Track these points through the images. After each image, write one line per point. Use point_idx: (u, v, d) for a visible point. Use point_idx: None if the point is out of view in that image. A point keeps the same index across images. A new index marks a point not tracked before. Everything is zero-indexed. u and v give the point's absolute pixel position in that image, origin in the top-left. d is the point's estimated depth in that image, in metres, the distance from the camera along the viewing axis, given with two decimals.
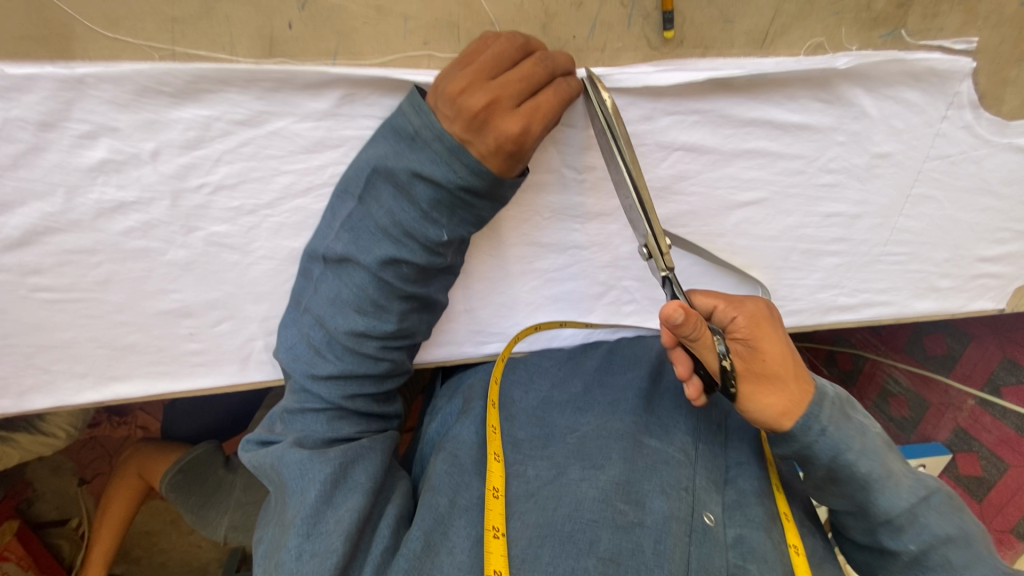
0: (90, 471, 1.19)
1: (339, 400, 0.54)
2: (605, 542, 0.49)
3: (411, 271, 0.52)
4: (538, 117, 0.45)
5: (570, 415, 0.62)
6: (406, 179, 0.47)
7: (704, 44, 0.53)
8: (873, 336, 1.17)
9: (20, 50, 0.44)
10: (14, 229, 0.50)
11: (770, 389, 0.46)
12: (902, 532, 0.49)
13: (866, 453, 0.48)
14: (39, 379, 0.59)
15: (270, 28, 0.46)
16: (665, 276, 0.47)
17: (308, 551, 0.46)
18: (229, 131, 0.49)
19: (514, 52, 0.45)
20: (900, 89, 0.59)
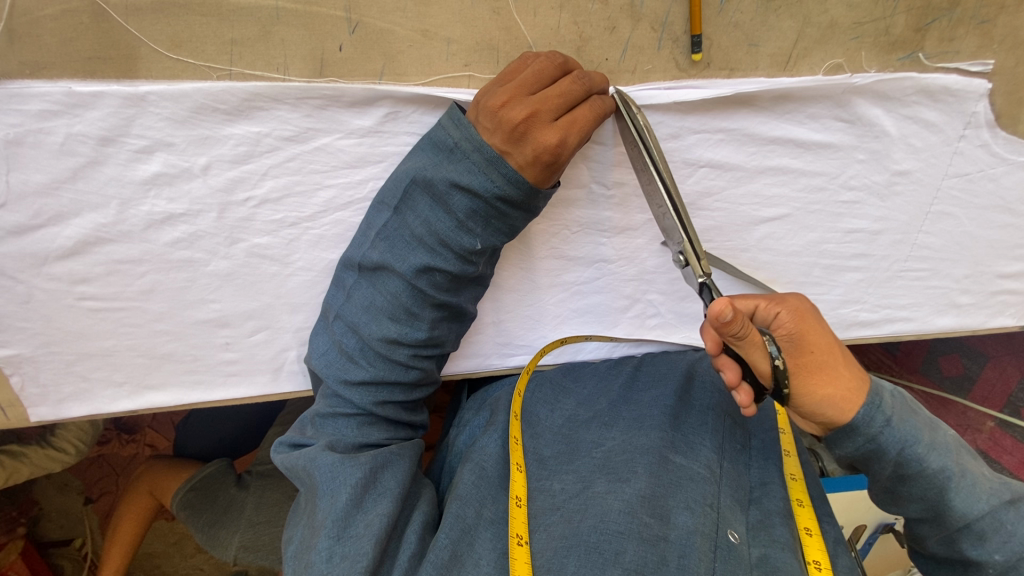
0: (97, 490, 1.18)
1: (370, 407, 0.55)
2: (631, 554, 0.49)
3: (444, 279, 0.52)
4: (576, 129, 0.47)
5: (596, 430, 0.61)
6: (444, 189, 0.49)
7: (730, 66, 0.56)
8: (888, 357, 1.15)
9: (88, 70, 0.46)
10: (67, 239, 0.52)
11: (826, 381, 0.46)
12: (985, 540, 0.48)
13: (936, 449, 0.47)
14: (78, 387, 0.61)
15: (322, 50, 0.49)
16: (704, 281, 0.48)
17: (338, 553, 0.48)
18: (277, 146, 0.52)
19: (552, 71, 0.48)
20: (919, 109, 0.61)
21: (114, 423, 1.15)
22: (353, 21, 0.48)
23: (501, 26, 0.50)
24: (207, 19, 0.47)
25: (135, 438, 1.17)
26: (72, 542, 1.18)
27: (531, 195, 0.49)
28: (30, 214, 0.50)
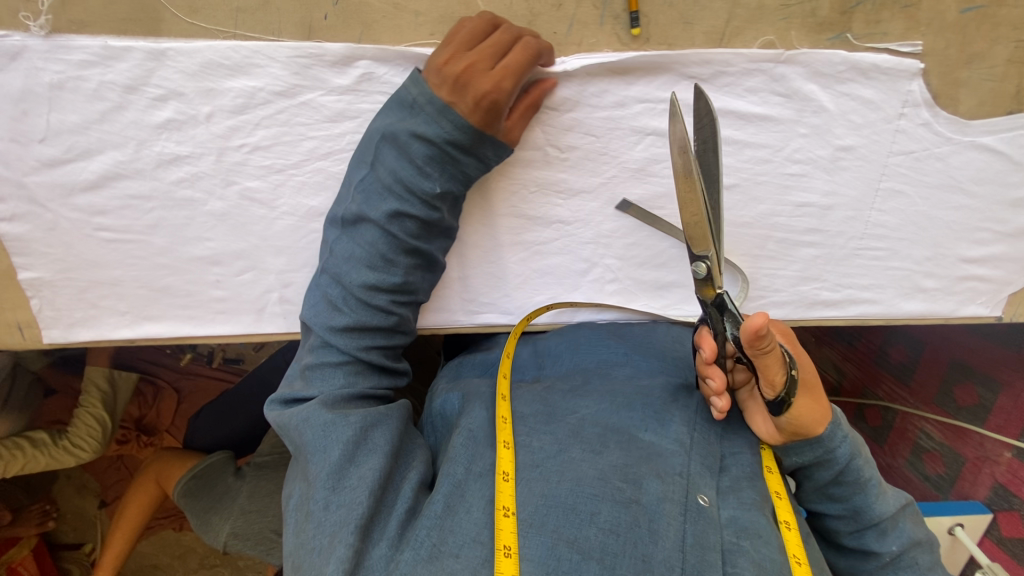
0: (111, 495, 1.42)
1: (355, 352, 0.59)
2: (605, 514, 0.49)
3: (413, 226, 0.59)
4: (508, 75, 0.55)
5: (569, 398, 0.62)
6: (405, 138, 0.56)
7: (668, 41, 0.63)
8: (901, 387, 1.17)
9: (124, 29, 0.57)
10: (91, 173, 0.62)
11: (815, 400, 0.53)
12: (886, 535, 0.60)
13: (869, 462, 0.59)
14: (87, 313, 0.69)
15: (311, 19, 0.59)
16: (722, 293, 0.54)
17: (333, 503, 0.51)
18: (270, 100, 0.61)
19: (485, 27, 0.56)
20: (853, 86, 0.66)
21: (134, 422, 1.31)
22: None
23: (461, 2, 0.60)
24: None
25: (151, 440, 1.31)
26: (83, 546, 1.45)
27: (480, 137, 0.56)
28: (64, 149, 0.61)
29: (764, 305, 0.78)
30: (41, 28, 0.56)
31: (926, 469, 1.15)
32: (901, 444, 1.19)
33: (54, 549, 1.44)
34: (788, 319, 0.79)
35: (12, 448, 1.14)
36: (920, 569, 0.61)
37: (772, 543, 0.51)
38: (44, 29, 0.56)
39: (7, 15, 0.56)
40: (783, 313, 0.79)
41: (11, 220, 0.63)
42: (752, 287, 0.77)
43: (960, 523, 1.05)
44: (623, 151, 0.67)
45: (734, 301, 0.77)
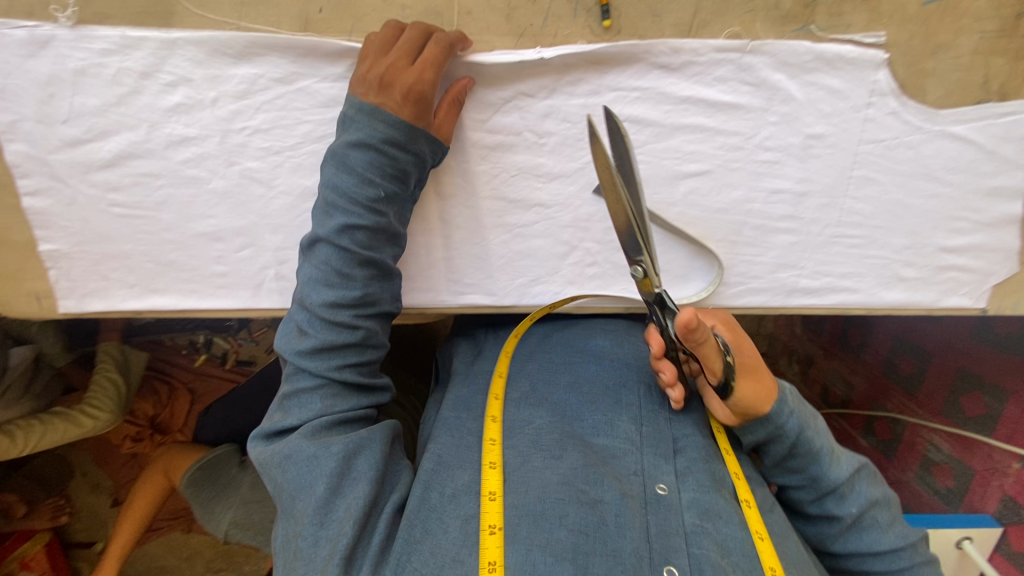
0: (123, 493, 1.46)
1: (327, 373, 0.63)
2: (573, 515, 0.55)
3: (364, 236, 0.63)
4: (427, 67, 0.62)
5: (524, 410, 0.69)
6: (344, 151, 0.63)
7: (638, 32, 0.66)
8: (910, 400, 1.17)
9: (139, 20, 0.63)
10: (108, 152, 0.68)
11: (750, 379, 0.63)
12: (845, 498, 0.66)
13: (818, 432, 0.65)
14: (99, 285, 0.74)
15: (307, 13, 0.64)
16: (660, 291, 0.61)
17: (322, 536, 0.55)
18: (269, 86, 0.66)
19: (393, 32, 0.63)
20: (819, 76, 0.69)
21: (148, 420, 1.34)
22: None
23: None
24: None
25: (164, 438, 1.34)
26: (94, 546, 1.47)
27: (412, 126, 0.62)
28: (84, 129, 0.67)
29: (743, 292, 0.80)
30: (68, 19, 0.62)
31: (935, 483, 1.16)
32: (909, 458, 1.19)
33: (65, 548, 1.47)
34: (767, 305, 0.81)
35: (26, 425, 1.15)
36: (883, 528, 0.67)
37: (732, 520, 0.57)
38: (72, 19, 0.62)
39: (39, 7, 0.62)
40: (762, 300, 0.80)
41: (35, 195, 0.69)
42: (730, 273, 0.79)
43: (969, 535, 1.05)
44: None
45: (707, 288, 0.79)
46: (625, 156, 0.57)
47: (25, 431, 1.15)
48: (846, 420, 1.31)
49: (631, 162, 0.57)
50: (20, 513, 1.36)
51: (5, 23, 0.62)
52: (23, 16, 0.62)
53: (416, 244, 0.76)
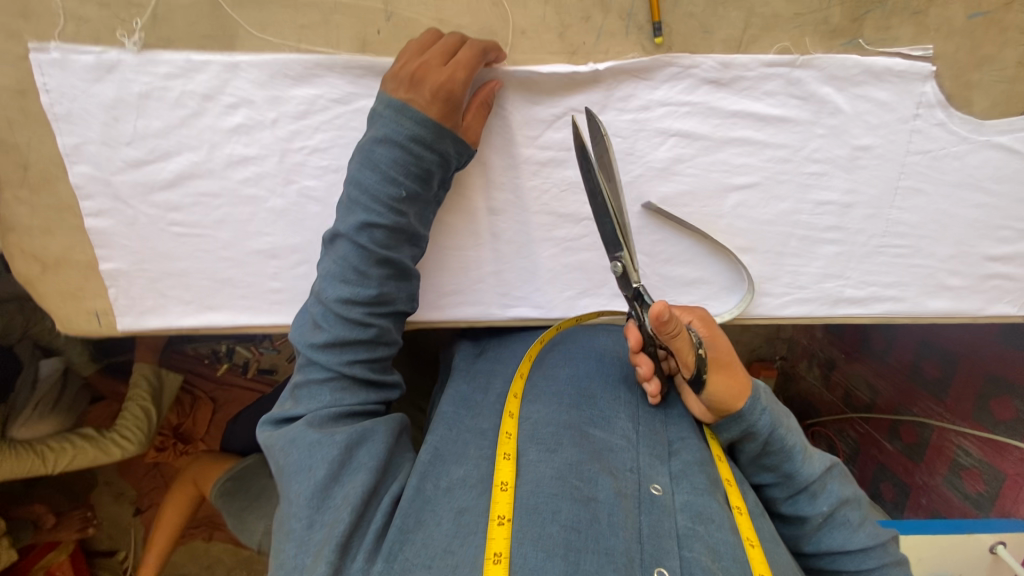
0: (145, 502, 1.51)
1: (338, 366, 0.65)
2: (566, 511, 0.55)
3: (382, 234, 0.64)
4: (461, 69, 0.62)
5: (523, 406, 0.69)
6: (370, 147, 0.63)
7: (690, 49, 0.67)
8: (939, 404, 1.18)
9: (202, 44, 0.64)
10: (169, 173, 0.69)
11: (725, 374, 0.63)
12: (815, 496, 0.66)
13: (791, 431, 0.66)
14: (156, 302, 0.76)
15: (365, 34, 0.65)
16: (638, 288, 0.62)
17: (318, 521, 0.56)
18: (328, 107, 0.67)
19: (431, 36, 0.64)
20: (867, 88, 0.69)
21: (172, 430, 1.37)
22: (389, 11, 0.64)
23: (499, 16, 0.65)
24: (287, 9, 0.64)
25: (187, 448, 1.36)
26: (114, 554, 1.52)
27: (439, 124, 0.62)
28: (147, 151, 0.68)
29: (788, 302, 0.81)
30: (134, 44, 0.63)
31: (965, 488, 1.15)
32: (937, 461, 1.19)
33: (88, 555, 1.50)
34: (812, 315, 0.82)
35: (59, 446, 1.24)
36: (853, 526, 0.67)
37: (724, 526, 0.58)
38: (138, 45, 0.64)
39: (105, 33, 0.63)
40: (807, 310, 0.81)
41: (97, 215, 0.71)
42: (775, 283, 0.80)
43: (1006, 540, 1.02)
44: (648, 152, 0.72)
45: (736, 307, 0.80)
46: (605, 158, 0.63)
47: (56, 451, 1.23)
48: (872, 425, 1.32)
49: (608, 158, 0.62)
50: (49, 524, 1.39)
51: (71, 48, 0.63)
52: (90, 42, 0.63)
53: (467, 257, 0.77)
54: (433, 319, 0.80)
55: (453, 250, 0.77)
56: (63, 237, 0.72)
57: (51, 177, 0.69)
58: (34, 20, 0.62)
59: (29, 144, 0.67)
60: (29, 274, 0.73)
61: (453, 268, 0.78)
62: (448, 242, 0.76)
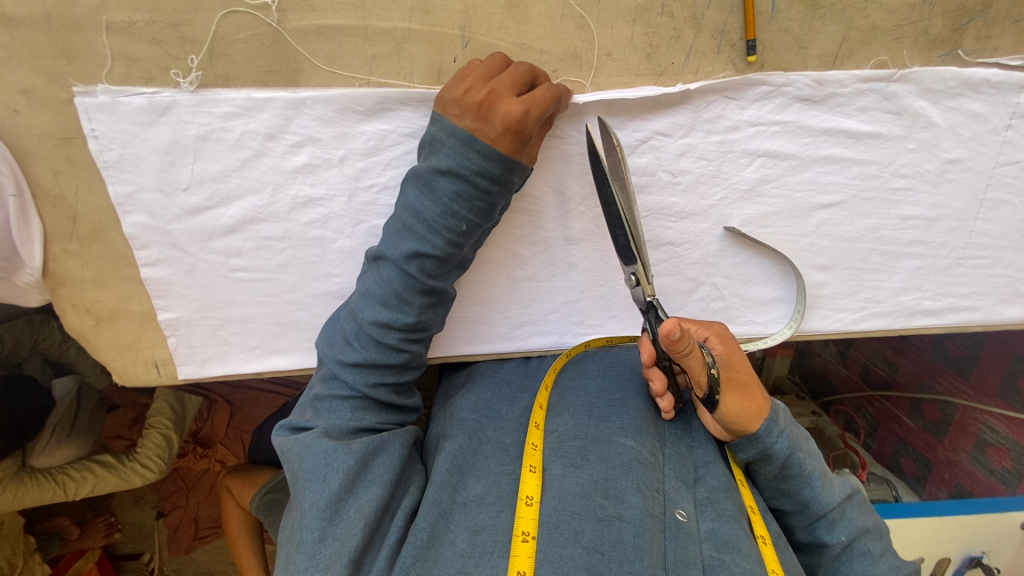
0: (167, 505, 1.40)
1: (362, 388, 0.61)
2: (589, 533, 0.51)
3: (433, 265, 0.59)
4: (536, 102, 0.56)
5: (550, 418, 0.65)
6: (430, 176, 0.57)
7: (782, 65, 0.64)
8: (961, 381, 1.13)
9: (265, 80, 0.59)
10: (230, 219, 0.65)
11: (743, 395, 0.58)
12: (835, 525, 0.61)
13: (811, 455, 0.61)
14: (219, 349, 0.72)
15: (440, 62, 0.60)
16: (652, 301, 0.59)
17: (330, 535, 0.52)
18: (400, 141, 0.63)
19: (501, 60, 0.58)
20: (963, 100, 0.66)
21: (192, 436, 1.31)
22: (466, 38, 0.60)
23: (584, 39, 0.61)
24: (356, 39, 0.59)
25: (207, 452, 1.31)
26: (140, 556, 1.42)
27: (507, 159, 0.56)
28: (205, 197, 0.63)
29: (865, 316, 0.79)
30: (190, 83, 0.58)
31: (991, 464, 1.11)
32: (962, 439, 1.13)
33: (114, 560, 1.42)
34: (889, 328, 0.80)
35: (80, 475, 1.14)
36: (874, 558, 0.61)
37: (751, 557, 0.52)
38: (194, 84, 0.58)
39: (158, 72, 0.58)
40: (883, 323, 0.80)
41: (153, 265, 0.66)
42: (854, 299, 0.78)
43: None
44: (734, 173, 0.69)
45: (788, 326, 0.78)
46: (620, 171, 0.59)
47: (76, 480, 1.13)
48: (891, 402, 1.23)
49: (624, 173, 0.58)
50: (74, 535, 1.33)
51: (121, 90, 0.58)
52: (141, 82, 0.58)
53: (541, 287, 0.74)
54: (503, 351, 0.78)
55: (527, 281, 0.73)
56: (116, 289, 0.67)
57: (102, 228, 0.64)
58: (78, 61, 0.56)
59: (77, 195, 0.62)
60: (82, 328, 0.69)
61: (526, 298, 0.75)
62: (522, 274, 0.73)
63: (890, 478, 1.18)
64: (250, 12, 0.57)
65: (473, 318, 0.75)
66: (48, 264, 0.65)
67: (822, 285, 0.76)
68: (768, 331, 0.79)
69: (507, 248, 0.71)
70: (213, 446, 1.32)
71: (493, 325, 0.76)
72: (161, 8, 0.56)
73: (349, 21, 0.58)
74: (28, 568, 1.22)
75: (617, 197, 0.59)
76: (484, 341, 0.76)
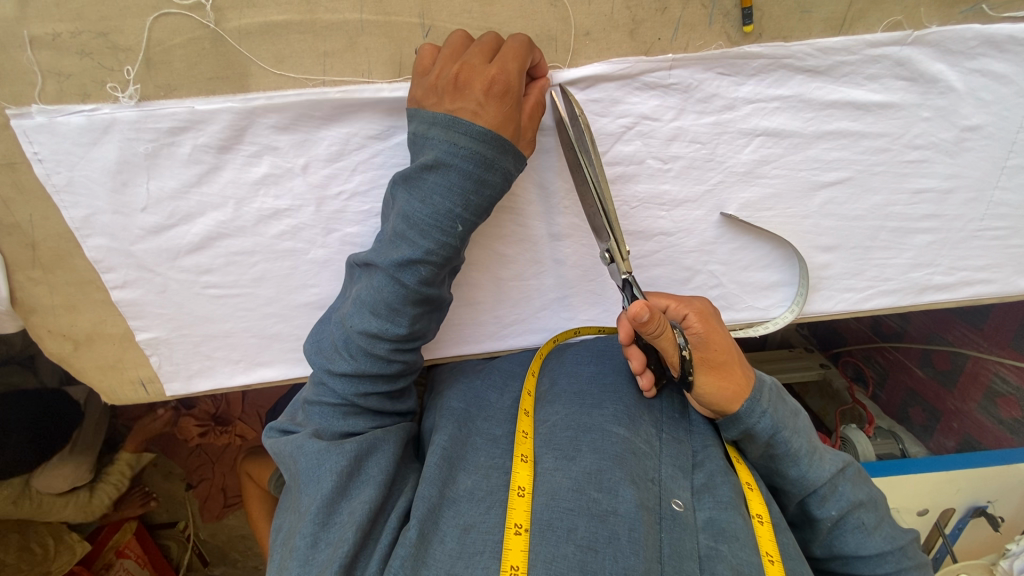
0: (197, 477, 1.36)
1: (352, 397, 0.56)
2: (583, 530, 0.48)
3: (429, 272, 0.53)
4: (511, 56, 0.50)
5: (542, 408, 0.61)
6: (418, 176, 0.51)
7: (783, 34, 0.57)
8: (973, 332, 1.07)
9: (210, 88, 0.54)
10: (195, 236, 0.61)
11: (723, 374, 0.54)
12: (827, 501, 0.57)
13: (798, 432, 0.56)
14: (203, 364, 0.71)
15: (400, 55, 0.54)
16: (626, 278, 0.54)
17: (322, 540, 0.49)
18: (364, 145, 0.58)
19: (461, 35, 0.52)
20: (985, 61, 0.59)
21: (209, 416, 1.26)
22: (427, 26, 0.54)
23: (558, 18, 0.55)
24: (304, 36, 0.53)
25: (226, 429, 1.27)
26: (176, 524, 1.39)
27: (497, 135, 0.50)
28: (165, 215, 0.60)
29: (872, 295, 0.75)
30: (130, 98, 0.54)
31: (1001, 413, 1.06)
32: (972, 389, 1.08)
33: (150, 530, 1.38)
34: (897, 305, 0.76)
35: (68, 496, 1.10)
36: (869, 530, 0.58)
37: (749, 546, 0.50)
38: (134, 98, 0.54)
39: (94, 87, 0.53)
40: (892, 301, 0.75)
41: (123, 287, 0.64)
42: (860, 279, 0.73)
43: None
44: (730, 156, 0.63)
45: (789, 309, 0.74)
46: (583, 139, 0.54)
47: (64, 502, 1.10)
48: (900, 352, 1.19)
49: (588, 144, 0.54)
50: (109, 510, 1.27)
51: (57, 110, 0.53)
52: (78, 100, 0.53)
53: (528, 285, 0.71)
54: (494, 349, 0.76)
55: (514, 279, 0.70)
56: (90, 313, 0.65)
57: (64, 254, 0.61)
58: (7, 82, 0.52)
59: (32, 222, 0.59)
60: (61, 353, 0.68)
61: (514, 297, 0.72)
62: (508, 271, 0.69)
63: (896, 431, 1.12)
64: (184, 14, 0.51)
65: (461, 319, 0.72)
66: (15, 292, 0.63)
67: (826, 266, 0.72)
68: (770, 316, 0.76)
69: (490, 248, 0.67)
70: (231, 424, 1.29)
71: (481, 325, 0.73)
72: (86, 15, 0.50)
73: (295, 16, 0.52)
74: (69, 546, 1.18)
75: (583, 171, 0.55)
76: (474, 341, 0.74)
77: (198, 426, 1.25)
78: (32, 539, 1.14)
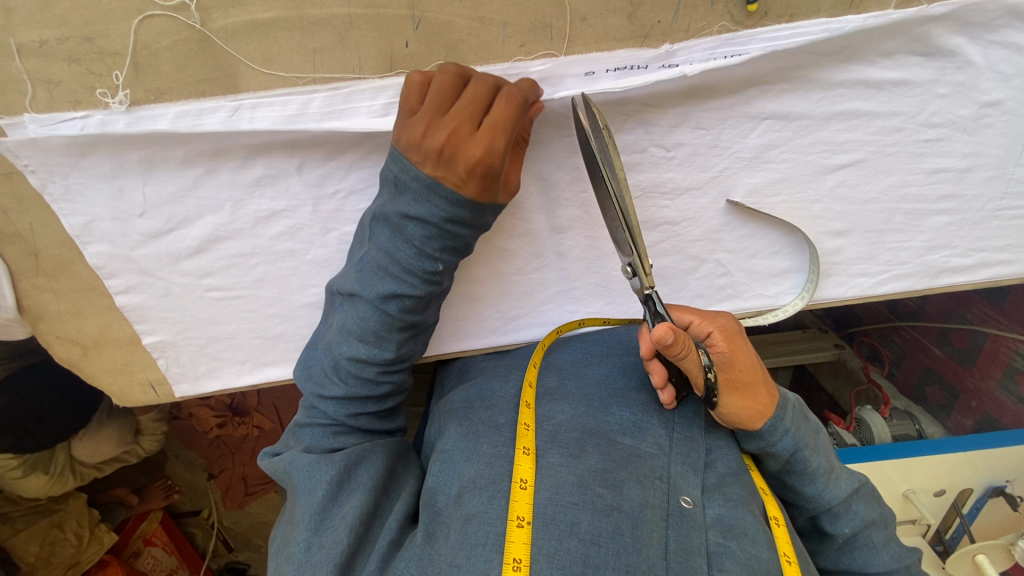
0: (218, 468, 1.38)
1: (344, 418, 0.56)
2: (586, 524, 0.47)
3: (413, 302, 0.54)
4: (499, 133, 0.47)
5: (547, 404, 0.60)
6: (398, 221, 0.51)
7: (790, 11, 0.54)
8: (994, 310, 1.04)
9: (199, 90, 0.53)
10: (194, 239, 0.61)
11: (746, 395, 0.53)
12: (840, 517, 0.56)
13: (817, 450, 0.55)
14: (210, 365, 0.72)
15: (391, 49, 0.53)
16: (648, 293, 0.53)
17: (316, 543, 0.48)
18: (359, 142, 0.57)
19: (454, 82, 0.49)
20: (1006, 32, 0.56)
21: (226, 406, 1.26)
22: (417, 18, 0.52)
23: (553, 4, 0.53)
24: (292, 33, 0.52)
25: (245, 420, 1.27)
26: (200, 513, 1.41)
27: (477, 203, 0.50)
28: (163, 220, 0.60)
29: (885, 280, 0.72)
30: (120, 103, 0.53)
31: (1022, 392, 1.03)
32: (991, 366, 1.05)
33: (177, 518, 1.41)
34: (912, 289, 0.74)
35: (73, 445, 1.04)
36: (876, 548, 0.57)
37: (758, 543, 0.49)
38: (125, 103, 0.53)
39: (84, 94, 0.52)
40: (906, 285, 0.73)
41: (126, 292, 0.64)
42: (872, 263, 0.71)
43: None
44: (736, 141, 0.61)
45: (800, 296, 0.72)
46: (607, 154, 0.51)
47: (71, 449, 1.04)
48: (919, 330, 1.16)
49: (611, 157, 0.51)
50: (134, 502, 1.30)
51: (50, 119, 0.52)
52: (68, 107, 0.52)
53: (531, 280, 0.70)
54: (498, 344, 0.75)
55: (516, 275, 0.69)
56: (95, 318, 0.66)
57: (66, 261, 0.61)
58: None
59: (33, 231, 0.59)
60: (71, 357, 0.69)
61: (517, 292, 0.71)
62: (509, 267, 0.68)
63: (911, 412, 1.11)
64: (168, 15, 0.50)
65: (463, 316, 0.71)
66: (21, 300, 0.63)
67: (838, 251, 0.70)
68: (779, 303, 0.74)
69: (491, 243, 0.66)
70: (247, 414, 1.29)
71: (484, 321, 0.72)
72: (71, 20, 0.49)
73: (282, 13, 0.51)
74: (97, 537, 1.18)
75: (606, 185, 0.52)
76: (478, 336, 0.74)
77: (216, 417, 1.25)
78: (71, 529, 1.13)
